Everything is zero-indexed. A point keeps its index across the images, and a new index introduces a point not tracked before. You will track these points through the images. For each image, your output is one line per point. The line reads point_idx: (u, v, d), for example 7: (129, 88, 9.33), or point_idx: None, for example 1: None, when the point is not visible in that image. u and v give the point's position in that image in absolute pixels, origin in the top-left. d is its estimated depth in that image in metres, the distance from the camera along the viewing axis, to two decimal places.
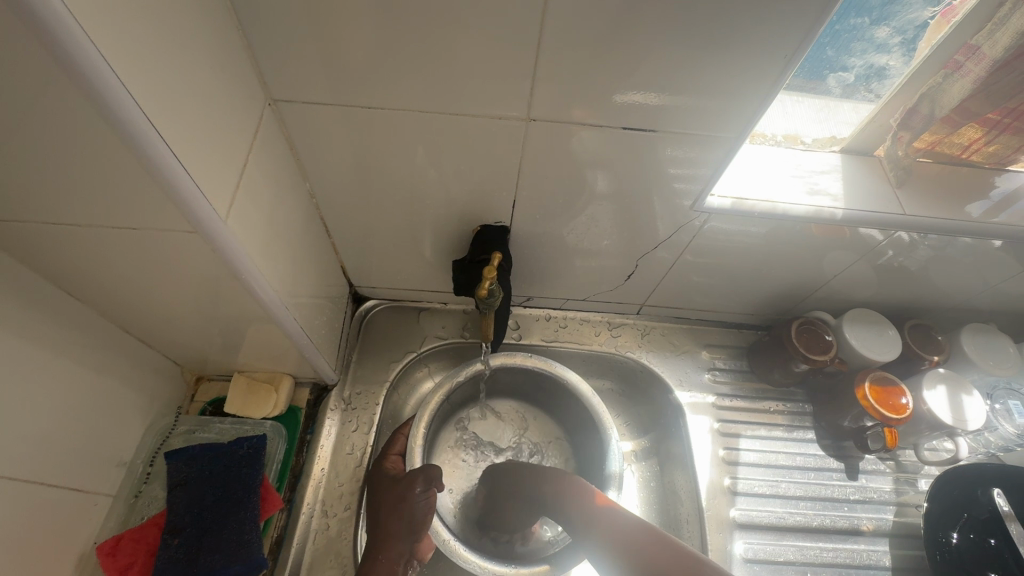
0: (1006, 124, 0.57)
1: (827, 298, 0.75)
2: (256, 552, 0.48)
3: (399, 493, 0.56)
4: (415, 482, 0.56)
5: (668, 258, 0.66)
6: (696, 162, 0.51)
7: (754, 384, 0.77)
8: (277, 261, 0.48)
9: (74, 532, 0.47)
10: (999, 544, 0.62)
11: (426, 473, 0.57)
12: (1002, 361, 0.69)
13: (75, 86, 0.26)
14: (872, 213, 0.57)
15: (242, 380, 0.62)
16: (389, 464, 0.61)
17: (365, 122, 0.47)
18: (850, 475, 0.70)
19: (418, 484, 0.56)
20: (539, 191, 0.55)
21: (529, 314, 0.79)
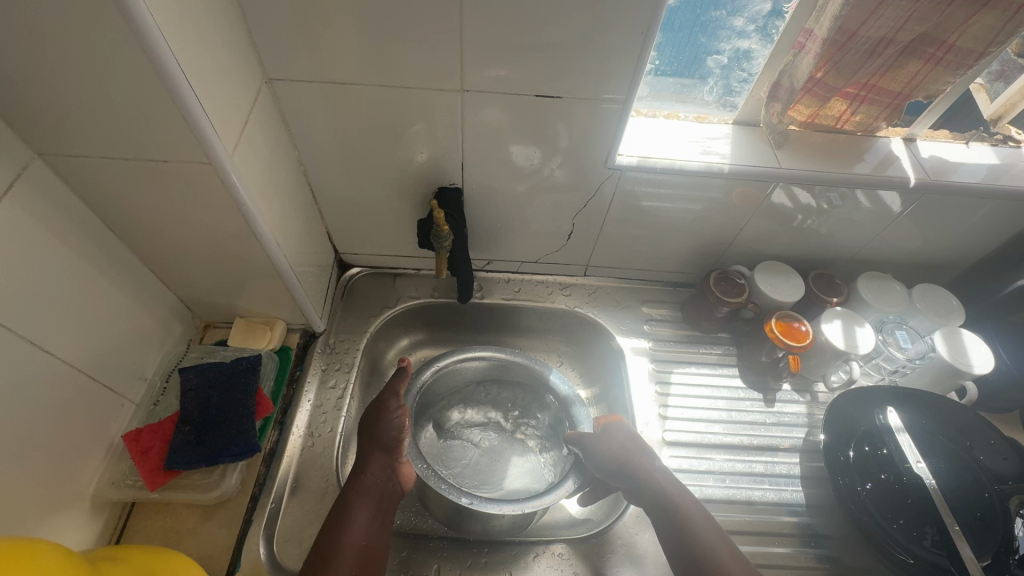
0: (863, 96, 0.71)
1: (743, 254, 0.87)
2: (252, 438, 0.60)
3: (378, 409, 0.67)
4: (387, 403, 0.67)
5: (600, 217, 0.79)
6: (601, 126, 0.64)
7: (687, 331, 0.88)
8: (272, 209, 0.61)
9: (105, 424, 0.59)
10: (890, 451, 0.73)
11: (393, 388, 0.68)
12: (893, 300, 0.80)
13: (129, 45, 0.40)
14: (753, 167, 0.70)
15: (242, 322, 0.74)
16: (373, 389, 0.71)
17: (340, 97, 0.61)
18: (768, 402, 0.81)
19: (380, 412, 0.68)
20: (482, 154, 0.68)
21: (491, 277, 0.91)
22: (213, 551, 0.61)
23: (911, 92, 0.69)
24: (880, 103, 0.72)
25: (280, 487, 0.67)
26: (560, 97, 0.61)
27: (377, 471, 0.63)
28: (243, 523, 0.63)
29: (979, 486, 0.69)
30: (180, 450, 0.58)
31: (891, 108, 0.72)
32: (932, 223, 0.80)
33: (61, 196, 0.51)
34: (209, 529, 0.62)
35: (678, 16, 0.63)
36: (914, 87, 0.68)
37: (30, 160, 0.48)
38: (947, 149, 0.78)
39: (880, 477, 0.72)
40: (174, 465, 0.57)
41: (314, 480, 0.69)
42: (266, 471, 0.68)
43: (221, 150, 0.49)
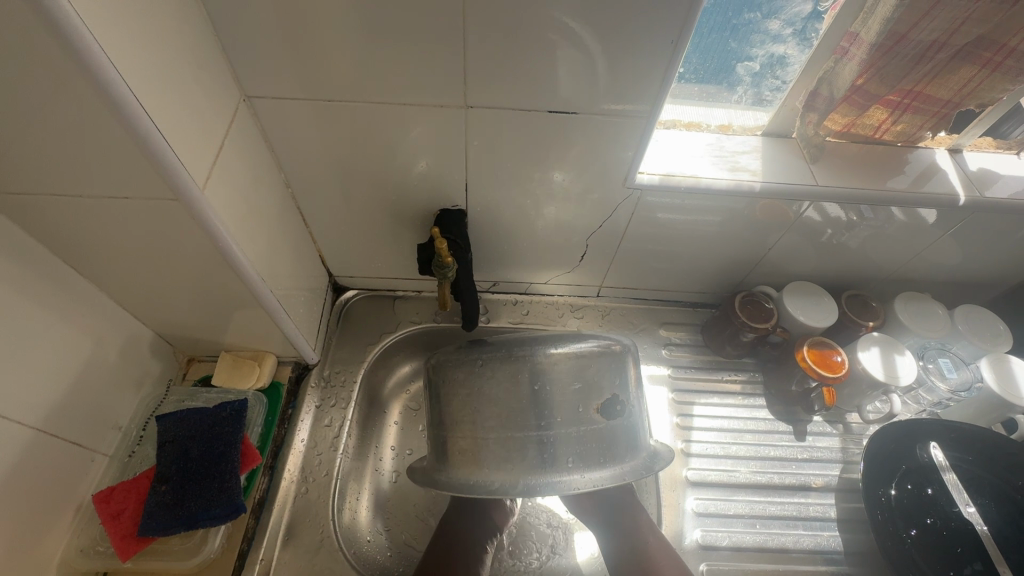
0: (906, 104, 0.64)
1: (769, 273, 0.81)
2: (236, 497, 0.54)
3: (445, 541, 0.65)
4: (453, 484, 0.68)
5: (615, 237, 0.73)
6: (621, 144, 0.58)
7: (708, 356, 0.82)
8: (255, 241, 0.55)
9: (72, 484, 0.53)
10: (936, 492, 0.67)
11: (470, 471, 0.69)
12: (935, 325, 0.74)
13: (67, 70, 0.33)
14: (786, 184, 0.63)
15: (228, 357, 0.68)
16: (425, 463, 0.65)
17: (329, 114, 0.54)
18: (798, 436, 0.75)
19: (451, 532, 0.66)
20: (487, 174, 0.62)
21: (497, 299, 0.85)
22: None
23: (962, 101, 0.62)
24: (926, 112, 0.65)
25: (270, 541, 0.62)
26: (576, 113, 0.54)
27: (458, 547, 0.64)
28: None
29: None
30: (155, 514, 0.52)
31: (938, 117, 0.65)
32: (978, 240, 0.73)
33: (11, 236, 0.45)
34: None
35: (708, 21, 0.56)
36: (965, 95, 0.62)
37: None
38: (996, 159, 0.71)
39: (925, 522, 0.66)
40: (147, 532, 0.51)
41: (308, 532, 0.63)
42: (255, 523, 0.62)
43: (190, 183, 0.42)
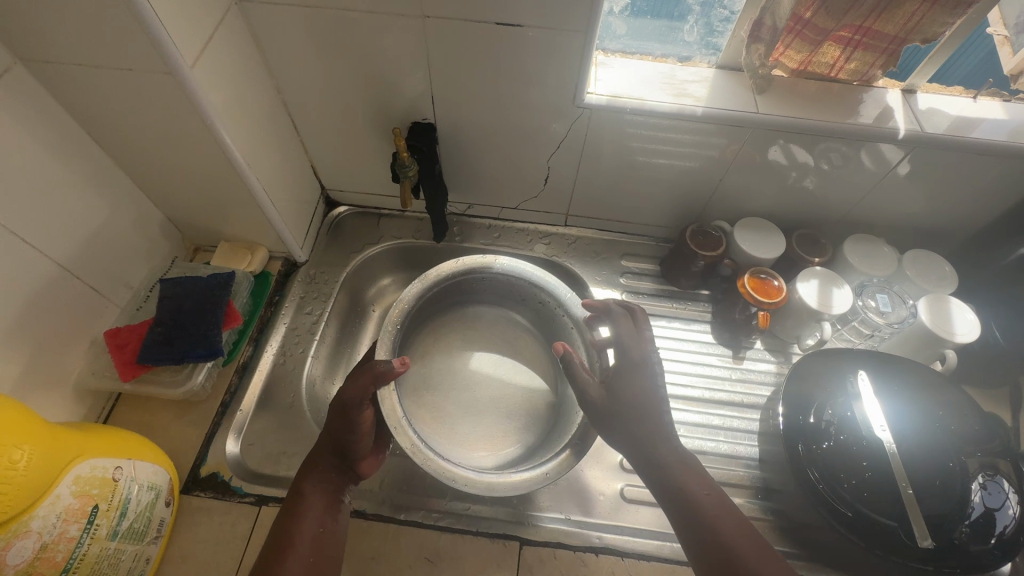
0: (856, 41, 0.67)
1: (726, 210, 0.85)
2: (216, 342, 0.64)
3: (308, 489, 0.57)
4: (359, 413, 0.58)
5: (575, 161, 0.79)
6: (569, 61, 0.63)
7: (663, 286, 0.88)
8: (244, 131, 0.64)
9: (90, 323, 0.64)
10: (854, 414, 0.70)
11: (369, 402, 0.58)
12: (879, 264, 0.77)
13: None
14: (729, 110, 0.68)
15: (226, 245, 0.79)
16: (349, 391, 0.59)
17: (309, 21, 0.62)
18: (737, 359, 0.81)
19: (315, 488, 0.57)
20: (451, 88, 0.69)
21: (472, 222, 0.93)
22: (184, 445, 0.67)
23: (907, 36, 0.65)
24: (875, 49, 0.68)
25: (249, 397, 0.72)
26: (525, 26, 0.60)
27: (325, 470, 0.58)
28: (212, 424, 0.68)
29: (945, 454, 0.66)
30: (152, 347, 0.63)
31: (887, 54, 0.68)
32: (929, 183, 0.75)
33: (43, 102, 0.55)
34: (181, 426, 0.68)
35: None
36: (911, 30, 0.64)
37: (12, 65, 0.51)
38: (950, 101, 0.72)
39: (839, 438, 0.69)
40: (146, 359, 0.62)
41: (281, 395, 0.73)
42: (237, 382, 0.72)
43: (180, 59, 0.51)
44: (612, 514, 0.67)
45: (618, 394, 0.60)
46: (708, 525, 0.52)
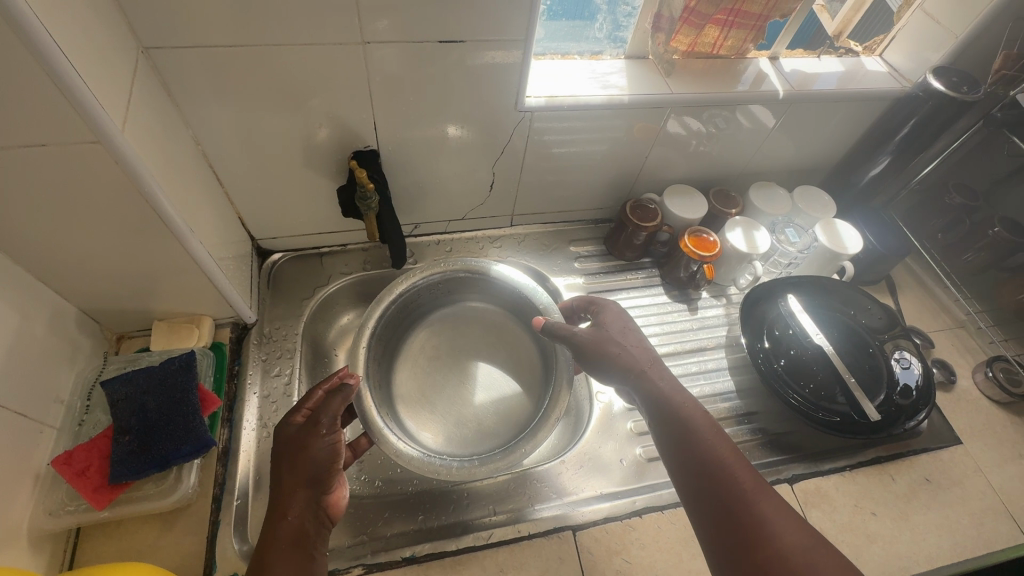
0: (731, 21, 0.78)
1: (650, 182, 0.94)
2: (204, 434, 0.59)
3: (279, 538, 0.48)
4: (318, 428, 0.53)
5: (517, 163, 0.82)
6: (508, 69, 0.65)
7: (612, 262, 0.95)
8: (177, 193, 0.57)
9: (25, 457, 0.53)
10: (796, 330, 0.83)
11: (332, 415, 0.54)
12: (780, 204, 0.92)
13: None
14: (647, 94, 0.76)
15: (162, 325, 0.69)
16: (296, 417, 0.55)
17: (231, 60, 0.57)
18: (691, 311, 0.91)
19: (289, 532, 0.49)
20: (392, 112, 0.68)
21: (421, 241, 0.92)
22: (185, 558, 0.58)
23: (770, 13, 0.78)
24: (747, 26, 0.80)
25: (242, 484, 0.64)
26: (466, 41, 0.61)
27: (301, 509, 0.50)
28: (211, 524, 0.60)
29: (865, 343, 0.82)
30: (124, 461, 0.56)
31: (755, 29, 0.80)
32: (801, 130, 0.91)
33: None
34: (173, 538, 0.59)
35: None
36: (771, 8, 0.77)
37: None
38: (805, 62, 0.87)
39: (791, 354, 0.82)
40: (120, 478, 0.55)
41: None
42: (223, 471, 0.64)
43: (110, 124, 0.44)
44: (637, 478, 0.72)
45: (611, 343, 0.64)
46: (707, 452, 0.55)
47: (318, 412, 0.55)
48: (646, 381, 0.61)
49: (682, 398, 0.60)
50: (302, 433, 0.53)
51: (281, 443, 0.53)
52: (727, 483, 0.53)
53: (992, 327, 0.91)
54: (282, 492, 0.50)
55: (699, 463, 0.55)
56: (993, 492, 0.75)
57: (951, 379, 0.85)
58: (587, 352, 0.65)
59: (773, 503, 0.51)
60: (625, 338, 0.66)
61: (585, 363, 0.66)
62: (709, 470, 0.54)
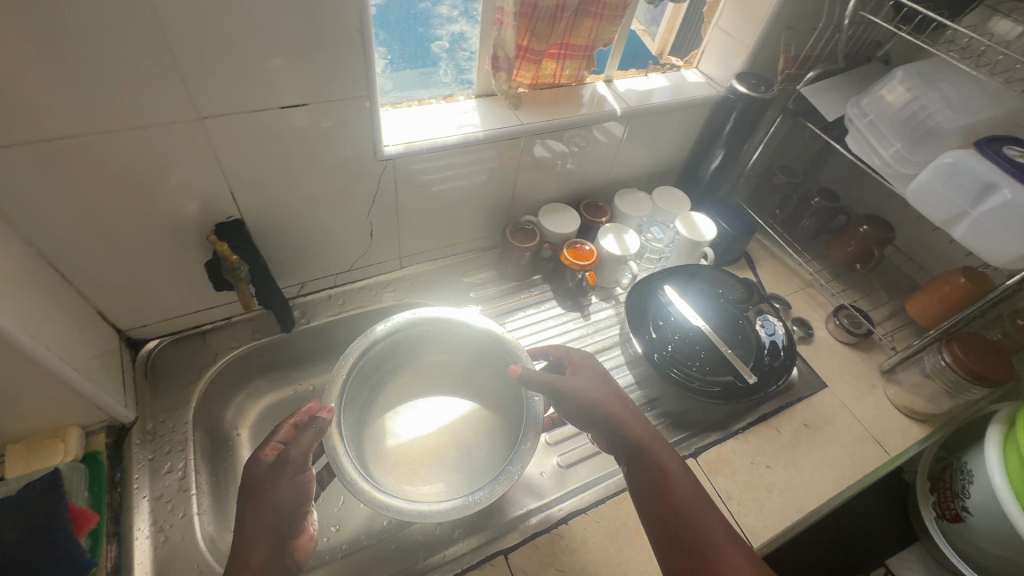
0: (563, 54, 0.87)
1: (526, 206, 1.00)
2: (80, 556, 0.57)
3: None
4: (288, 467, 0.54)
5: (392, 209, 0.84)
6: (359, 124, 0.68)
7: (505, 285, 1.00)
8: (10, 302, 0.52)
9: None
10: (676, 318, 0.91)
11: (304, 454, 0.55)
12: (641, 206, 1.01)
13: None
14: (499, 128, 0.81)
15: (19, 447, 0.63)
16: (265, 452, 0.55)
17: (54, 155, 0.54)
18: (585, 317, 0.97)
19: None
20: (249, 180, 0.67)
21: (312, 299, 0.90)
22: None
23: (593, 44, 0.87)
24: (578, 57, 0.89)
25: None
26: (309, 104, 0.63)
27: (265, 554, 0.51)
28: None
29: (734, 316, 0.92)
30: None
31: (585, 58, 0.90)
32: (646, 139, 1.02)
33: None
34: None
35: (391, 13, 0.70)
36: (593, 40, 0.87)
37: None
38: (636, 81, 0.98)
39: (676, 340, 0.89)
40: None
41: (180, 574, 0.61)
42: None
43: None
44: (558, 485, 0.75)
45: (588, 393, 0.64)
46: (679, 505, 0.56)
47: (287, 450, 0.55)
48: (621, 426, 0.62)
49: (659, 450, 0.60)
50: (269, 474, 0.54)
51: (246, 482, 0.53)
52: (698, 537, 0.54)
53: (831, 281, 1.05)
54: (244, 537, 0.51)
55: (671, 516, 0.55)
56: (858, 423, 0.87)
57: (809, 332, 0.98)
58: (564, 400, 0.65)
59: (737, 556, 0.52)
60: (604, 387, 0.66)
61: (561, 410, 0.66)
62: (681, 521, 0.55)
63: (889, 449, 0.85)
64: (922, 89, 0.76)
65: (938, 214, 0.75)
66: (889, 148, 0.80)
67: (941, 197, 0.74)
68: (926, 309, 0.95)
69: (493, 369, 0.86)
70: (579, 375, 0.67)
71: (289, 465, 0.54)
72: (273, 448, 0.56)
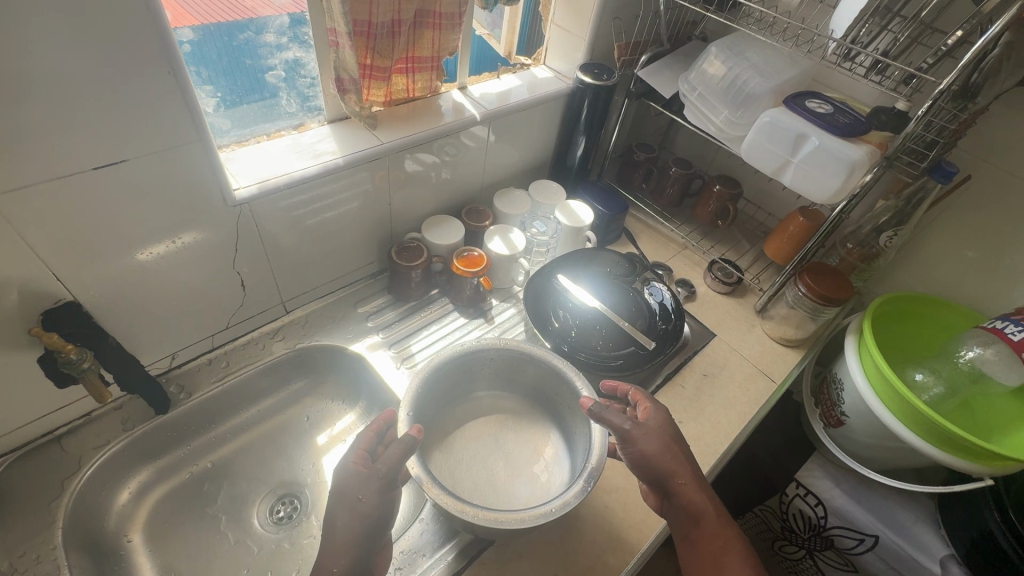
0: (410, 67, 0.87)
1: (408, 223, 0.98)
2: None
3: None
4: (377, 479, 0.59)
5: (260, 254, 0.77)
6: (196, 170, 0.62)
7: (403, 307, 0.97)
8: None
9: None
10: (573, 303, 0.95)
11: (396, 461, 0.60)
12: (521, 204, 1.04)
13: None
14: (359, 151, 0.79)
15: None
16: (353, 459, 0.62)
17: None
18: (489, 321, 0.97)
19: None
20: (73, 255, 0.58)
21: (188, 369, 0.80)
22: None
23: (439, 53, 0.88)
24: (426, 68, 0.89)
25: None
26: (130, 158, 0.56)
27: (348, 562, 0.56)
28: None
29: (625, 290, 0.98)
30: None
31: (434, 69, 0.90)
32: (512, 138, 1.04)
33: None
34: None
35: (208, 49, 0.64)
36: (438, 50, 0.87)
37: None
38: (489, 84, 1.00)
39: (576, 326, 0.92)
40: None
41: None
42: None
43: None
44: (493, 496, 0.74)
45: (657, 453, 0.64)
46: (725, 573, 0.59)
47: (378, 460, 0.61)
48: (680, 490, 0.63)
49: (715, 522, 0.62)
50: (355, 490, 0.58)
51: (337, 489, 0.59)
52: None
53: (701, 241, 1.16)
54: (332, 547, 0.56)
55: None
56: (747, 361, 0.97)
57: (692, 291, 1.06)
58: (634, 447, 0.65)
59: None
60: (673, 443, 0.66)
61: (628, 452, 0.65)
62: None
63: (775, 378, 0.95)
64: (733, 59, 0.86)
65: (769, 166, 0.85)
66: (719, 115, 0.90)
67: (768, 151, 0.84)
68: (780, 249, 1.08)
69: (530, 383, 0.87)
70: (647, 422, 0.67)
71: (378, 480, 0.59)
72: (360, 462, 0.61)
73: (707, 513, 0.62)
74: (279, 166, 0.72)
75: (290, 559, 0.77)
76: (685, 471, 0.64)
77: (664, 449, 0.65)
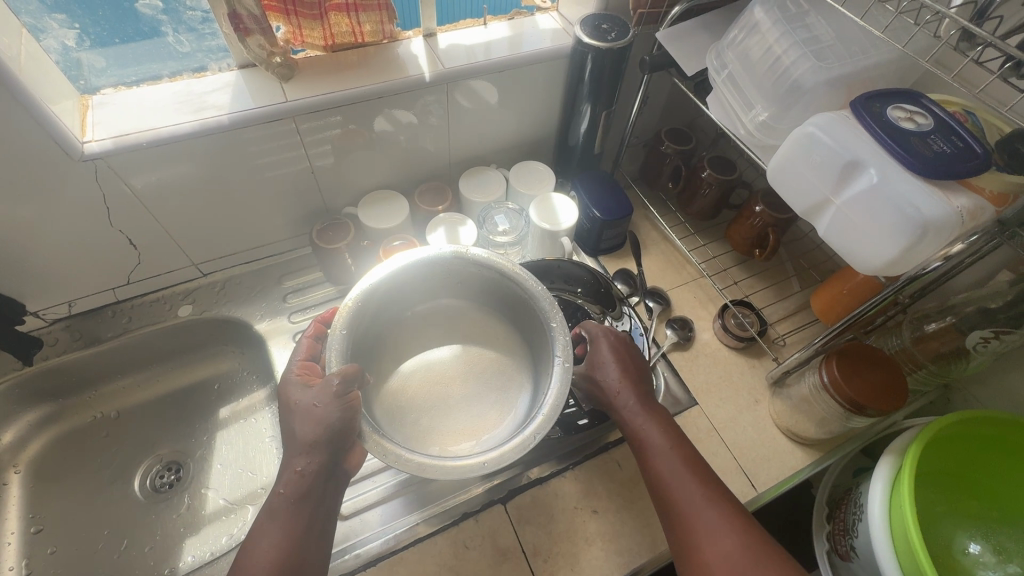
0: (351, 4, 0.68)
1: (350, 195, 0.85)
2: None
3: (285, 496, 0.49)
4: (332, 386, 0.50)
5: (147, 213, 0.70)
6: (17, 119, 0.53)
7: (331, 289, 0.86)
8: None
9: None
10: None
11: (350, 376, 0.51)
12: (489, 190, 0.85)
13: None
14: (254, 108, 0.65)
15: None
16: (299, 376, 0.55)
17: None
18: None
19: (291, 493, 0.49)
20: None
21: (91, 317, 0.79)
22: None
23: None
24: (372, 7, 0.69)
25: None
26: None
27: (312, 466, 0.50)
28: None
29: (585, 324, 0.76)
30: None
31: (384, 8, 0.71)
32: (496, 106, 0.83)
33: None
34: None
35: None
36: None
37: None
38: (468, 34, 0.79)
39: None
40: None
41: None
42: None
43: None
44: None
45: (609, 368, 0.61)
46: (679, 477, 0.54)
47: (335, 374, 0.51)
48: (624, 407, 0.59)
49: (670, 422, 0.57)
50: (311, 397, 0.51)
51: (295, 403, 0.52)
52: (696, 509, 0.51)
53: (726, 271, 0.88)
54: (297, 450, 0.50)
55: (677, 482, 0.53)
56: (727, 450, 0.72)
57: (688, 336, 0.81)
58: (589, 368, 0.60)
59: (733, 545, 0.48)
60: (621, 359, 0.61)
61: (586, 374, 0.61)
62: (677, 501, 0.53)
63: (758, 483, 0.70)
64: (786, 28, 0.56)
65: (800, 201, 0.57)
66: (751, 112, 0.61)
67: (801, 179, 0.56)
68: (830, 307, 0.77)
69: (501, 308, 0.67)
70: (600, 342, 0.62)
71: (330, 385, 0.50)
72: (312, 378, 0.55)
73: (654, 414, 0.58)
74: (149, 118, 0.62)
75: (149, 532, 0.75)
76: (638, 379, 0.60)
77: (613, 365, 0.61)
